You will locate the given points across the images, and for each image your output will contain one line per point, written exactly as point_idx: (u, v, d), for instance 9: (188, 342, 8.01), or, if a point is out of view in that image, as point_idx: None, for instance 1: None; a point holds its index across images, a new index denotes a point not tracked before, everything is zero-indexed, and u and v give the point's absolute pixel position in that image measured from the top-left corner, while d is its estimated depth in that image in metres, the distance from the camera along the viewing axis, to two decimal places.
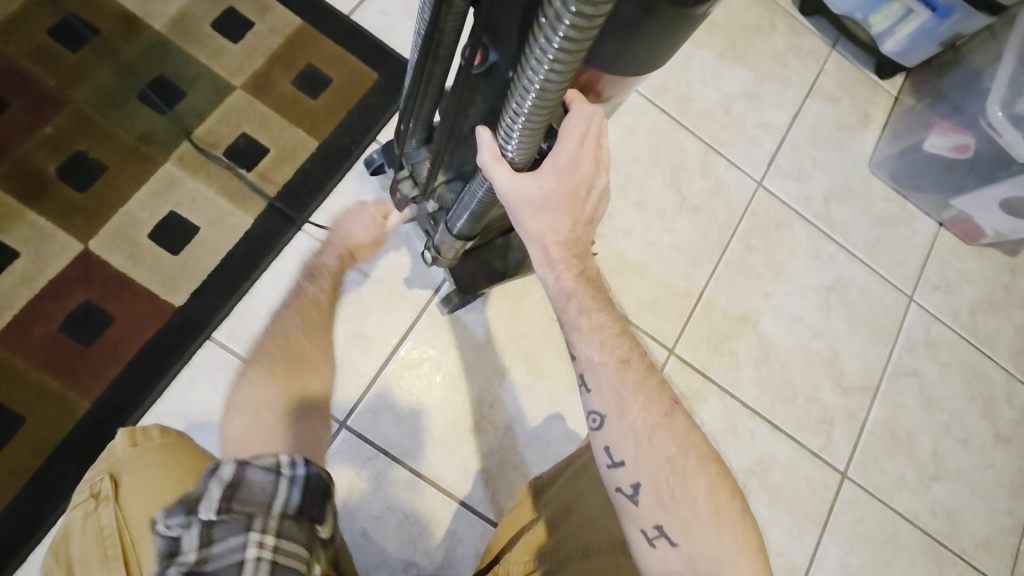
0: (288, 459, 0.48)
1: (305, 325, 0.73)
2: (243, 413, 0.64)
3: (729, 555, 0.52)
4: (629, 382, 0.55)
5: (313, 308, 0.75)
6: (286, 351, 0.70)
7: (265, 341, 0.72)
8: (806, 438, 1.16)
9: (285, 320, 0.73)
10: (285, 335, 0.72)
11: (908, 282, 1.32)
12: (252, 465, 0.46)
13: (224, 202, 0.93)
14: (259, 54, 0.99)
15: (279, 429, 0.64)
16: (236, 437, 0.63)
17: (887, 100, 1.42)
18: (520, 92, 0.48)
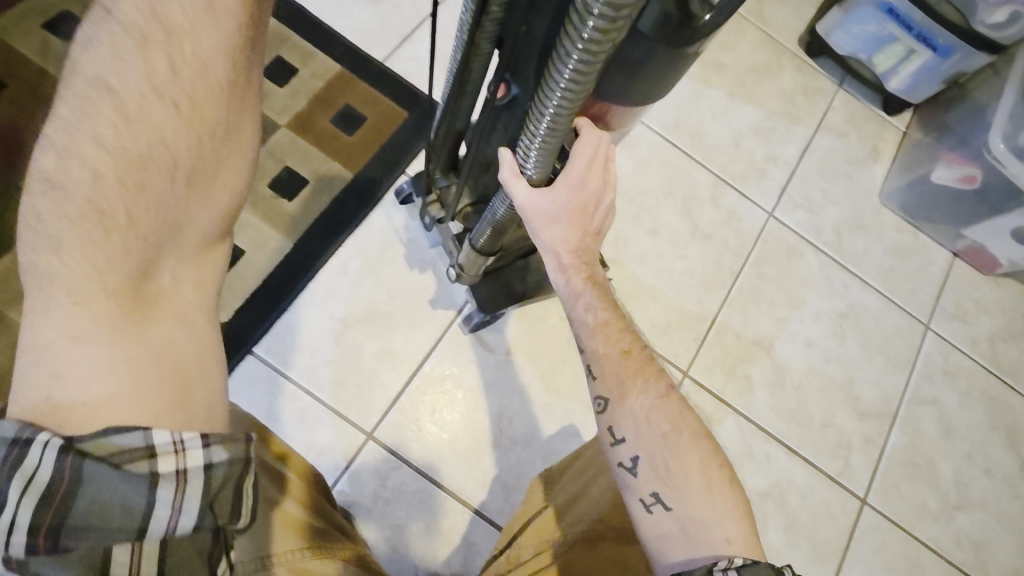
0: (180, 440, 0.44)
1: (135, 127, 0.44)
2: (62, 310, 0.44)
3: (721, 521, 0.54)
4: (629, 369, 0.60)
5: (145, 86, 0.44)
6: (94, 204, 0.44)
7: (51, 188, 0.44)
8: (823, 463, 1.16)
9: (83, 139, 0.44)
10: (96, 151, 0.44)
11: (923, 310, 1.33)
12: (91, 461, 0.41)
13: (267, 227, 1.01)
14: (303, 96, 1.10)
15: (120, 320, 0.46)
16: (63, 375, 0.44)
17: (896, 135, 1.47)
18: (537, 115, 0.54)
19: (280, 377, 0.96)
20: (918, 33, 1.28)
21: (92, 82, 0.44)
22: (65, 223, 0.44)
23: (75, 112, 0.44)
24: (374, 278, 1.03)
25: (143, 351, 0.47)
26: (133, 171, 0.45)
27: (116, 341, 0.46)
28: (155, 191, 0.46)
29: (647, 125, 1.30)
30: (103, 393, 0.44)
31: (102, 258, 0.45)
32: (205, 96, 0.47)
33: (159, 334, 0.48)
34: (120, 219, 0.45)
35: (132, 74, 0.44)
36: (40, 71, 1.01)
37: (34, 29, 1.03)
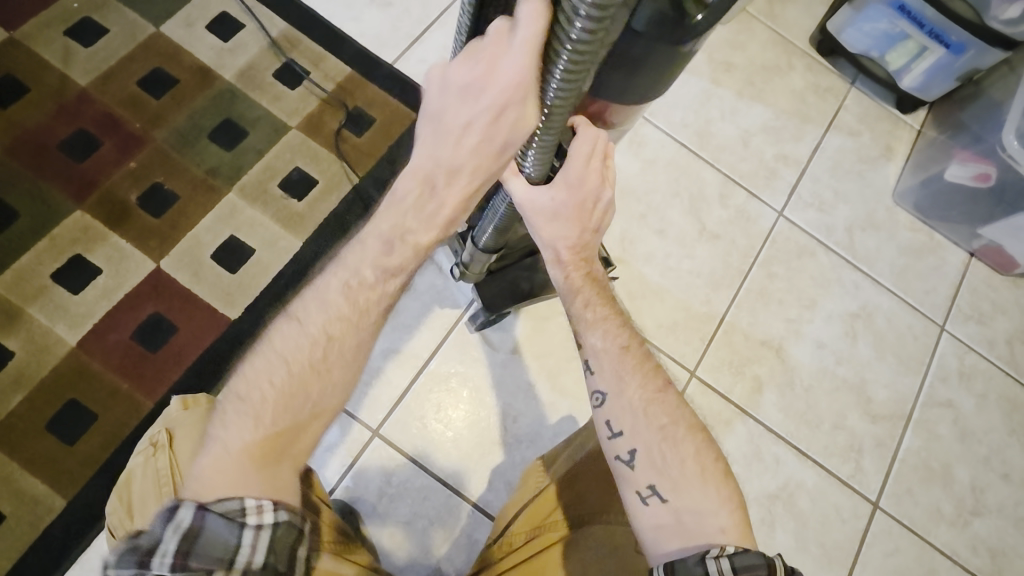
0: (260, 505, 0.51)
1: (308, 363, 0.55)
2: (238, 423, 0.53)
3: (715, 510, 0.54)
4: (628, 365, 0.60)
5: (319, 359, 0.55)
6: (261, 419, 0.53)
7: (239, 403, 0.54)
8: (834, 466, 1.14)
9: (273, 364, 0.54)
10: (274, 380, 0.54)
11: (937, 311, 1.31)
12: (212, 513, 0.49)
13: (277, 227, 1.03)
14: (313, 98, 1.12)
15: (258, 466, 0.52)
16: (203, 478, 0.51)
17: (910, 133, 1.44)
18: (532, 112, 0.54)
19: None
20: (930, 30, 1.26)
21: (294, 341, 0.55)
22: (236, 416, 0.53)
23: (259, 354, 0.55)
24: None
25: (270, 480, 0.52)
26: (287, 401, 0.54)
27: (242, 466, 0.52)
28: (296, 412, 0.54)
29: (655, 125, 1.30)
30: (226, 464, 0.52)
31: (265, 420, 0.53)
32: (339, 365, 0.56)
33: (282, 471, 0.54)
34: (270, 426, 0.53)
35: (312, 321, 0.55)
36: (61, 76, 1.04)
37: (57, 36, 1.06)
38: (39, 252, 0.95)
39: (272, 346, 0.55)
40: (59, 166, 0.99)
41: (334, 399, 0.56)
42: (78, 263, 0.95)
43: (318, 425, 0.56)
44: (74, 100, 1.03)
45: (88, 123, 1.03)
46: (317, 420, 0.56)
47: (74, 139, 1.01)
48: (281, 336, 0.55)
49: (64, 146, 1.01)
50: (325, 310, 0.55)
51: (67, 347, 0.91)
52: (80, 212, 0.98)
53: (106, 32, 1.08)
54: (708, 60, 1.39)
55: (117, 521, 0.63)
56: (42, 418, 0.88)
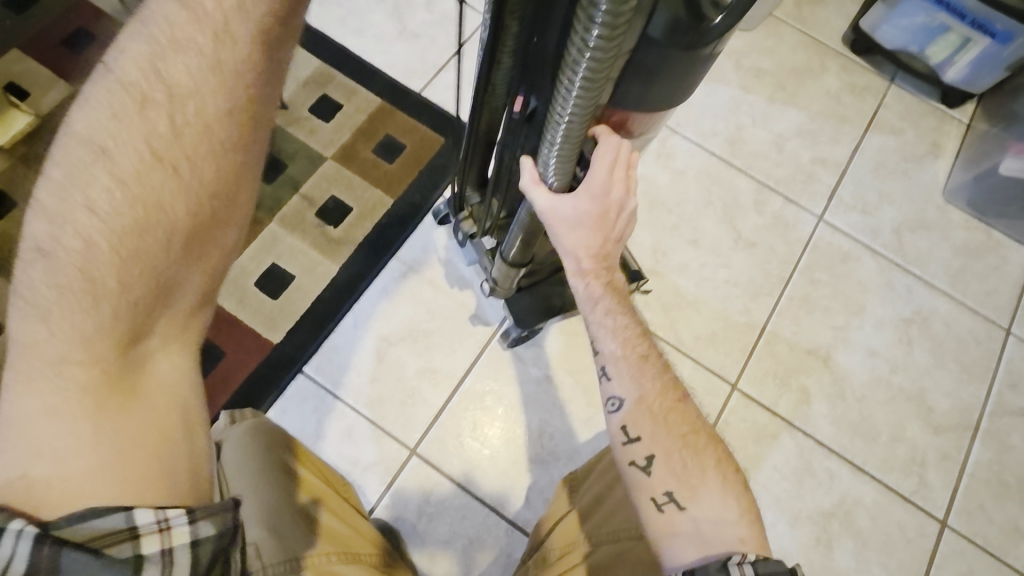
0: (164, 519, 0.40)
1: (149, 154, 0.37)
2: (65, 315, 0.38)
3: (733, 520, 0.53)
4: (648, 373, 0.60)
5: (161, 133, 0.37)
6: (86, 269, 0.37)
7: (40, 255, 0.37)
8: (895, 481, 1.08)
9: (87, 176, 0.37)
10: (103, 195, 0.37)
11: (1001, 313, 1.22)
12: (72, 550, 0.37)
13: (315, 253, 1.07)
14: (347, 130, 1.17)
15: (107, 414, 0.41)
16: (45, 452, 0.39)
17: (958, 128, 1.38)
18: (553, 126, 0.56)
19: (329, 396, 1.00)
20: (973, 20, 1.21)
21: (113, 97, 0.37)
22: (50, 282, 0.37)
23: (60, 165, 0.37)
24: (415, 300, 1.07)
25: (141, 430, 0.42)
26: (132, 244, 0.38)
27: (107, 428, 0.41)
28: (148, 249, 0.38)
29: (683, 134, 1.29)
30: (75, 470, 0.40)
31: (100, 276, 0.37)
32: (204, 157, 0.39)
33: (145, 412, 0.43)
34: (113, 288, 0.38)
35: (114, 120, 0.37)
36: None
37: None
38: None
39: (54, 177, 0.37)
40: None
41: (223, 242, 0.43)
42: None
43: (194, 323, 0.45)
44: None
45: None
46: (180, 338, 0.44)
47: None
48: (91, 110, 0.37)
49: None
50: (178, 55, 0.37)
51: None
52: None
53: None
54: (737, 66, 1.37)
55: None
56: None
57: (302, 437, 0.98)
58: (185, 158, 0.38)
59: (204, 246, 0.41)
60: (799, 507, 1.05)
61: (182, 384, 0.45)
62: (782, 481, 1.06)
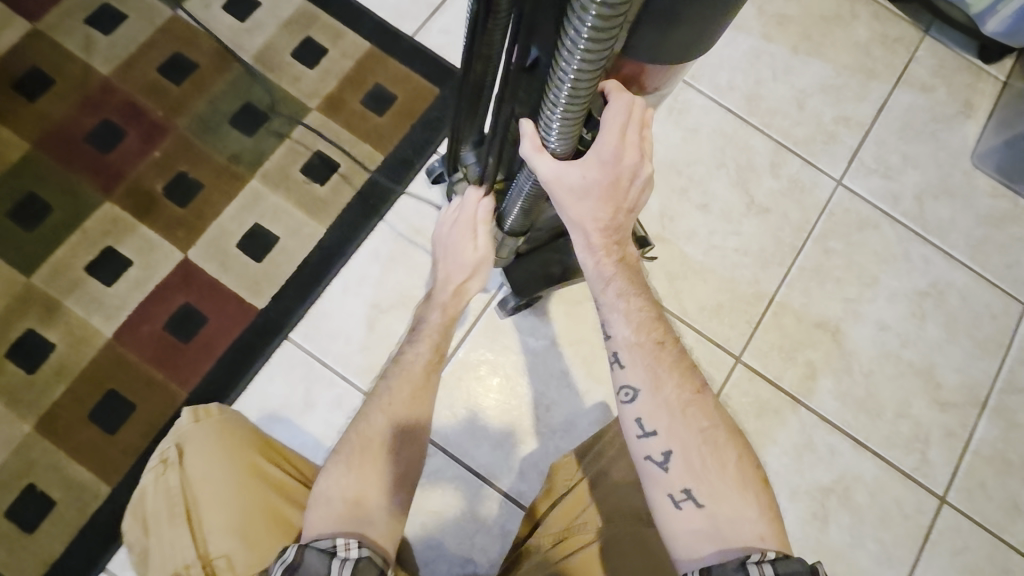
0: (345, 546, 0.56)
1: (391, 411, 0.68)
2: (338, 465, 0.64)
3: (752, 517, 0.49)
4: (665, 362, 0.53)
5: (400, 398, 0.69)
6: (354, 459, 0.65)
7: (336, 462, 0.65)
8: (896, 457, 1.06)
9: (354, 423, 0.68)
10: (364, 429, 0.67)
11: (1020, 287, 1.17)
12: (311, 548, 0.55)
13: (300, 213, 1.01)
14: (332, 77, 1.08)
15: (348, 509, 0.61)
16: (315, 521, 0.61)
17: (993, 86, 1.29)
18: (556, 84, 0.48)
19: (316, 363, 0.96)
20: None
21: (373, 395, 0.70)
22: (336, 467, 0.64)
23: (349, 427, 0.68)
24: (408, 263, 1.01)
25: (358, 520, 0.61)
26: (375, 452, 0.65)
27: (346, 513, 0.61)
28: (385, 450, 0.66)
29: (698, 89, 1.19)
30: (324, 527, 0.60)
31: (361, 460, 0.65)
32: (420, 407, 0.69)
33: (367, 511, 0.62)
34: (368, 465, 0.65)
35: (377, 396, 0.70)
36: (84, 66, 1.03)
37: (78, 25, 1.05)
38: (72, 245, 0.95)
39: (344, 434, 0.67)
40: (88, 157, 0.99)
41: (418, 460, 0.68)
42: (109, 254, 0.96)
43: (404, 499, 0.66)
44: (99, 90, 1.02)
45: (113, 113, 1.02)
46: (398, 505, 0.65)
47: (99, 130, 1.01)
48: (369, 398, 0.70)
49: (91, 138, 1.00)
50: (408, 368, 0.71)
51: (104, 338, 0.92)
52: (108, 204, 0.98)
53: (125, 17, 1.06)
54: (760, 13, 1.26)
55: (134, 537, 0.68)
56: (86, 408, 0.90)
57: (289, 405, 0.94)
58: (411, 413, 0.69)
59: (412, 454, 0.68)
60: (798, 481, 1.03)
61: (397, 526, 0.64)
62: (783, 456, 1.04)
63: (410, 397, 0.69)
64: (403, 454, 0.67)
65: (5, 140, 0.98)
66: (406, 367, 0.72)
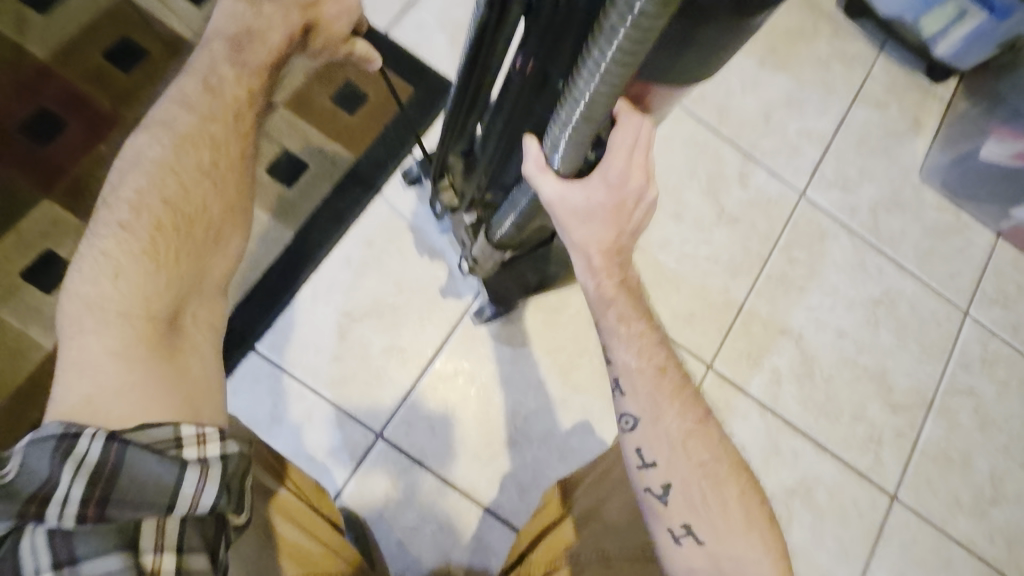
0: (202, 433, 0.45)
1: (159, 219, 0.50)
2: (89, 287, 0.46)
3: (756, 556, 0.50)
4: (667, 393, 0.53)
5: (169, 195, 0.51)
6: (118, 271, 0.47)
7: (89, 290, 0.46)
8: (853, 458, 1.11)
9: (109, 237, 0.48)
10: (113, 243, 0.48)
11: (961, 295, 1.26)
12: (134, 446, 0.42)
13: (265, 216, 0.95)
14: (300, 72, 1.02)
15: (152, 357, 0.46)
16: (95, 386, 0.44)
17: (938, 106, 1.37)
18: (569, 104, 0.47)
19: (284, 377, 0.91)
20: None
21: (120, 202, 0.50)
22: (87, 297, 0.46)
23: (87, 257, 0.47)
24: (382, 270, 0.98)
25: (171, 370, 0.47)
26: (150, 267, 0.48)
27: (149, 364, 0.46)
28: (171, 265, 0.49)
29: None
30: (118, 392, 0.44)
31: (147, 285, 0.48)
32: (206, 206, 0.53)
33: (187, 362, 0.49)
34: (154, 292, 0.48)
35: (133, 203, 0.50)
36: (16, 49, 0.93)
37: (9, 3, 0.95)
38: (5, 248, 0.86)
39: (89, 246, 0.48)
40: (22, 150, 0.90)
41: (229, 253, 0.54)
42: (49, 258, 0.87)
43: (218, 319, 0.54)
44: (34, 76, 0.93)
45: (51, 102, 0.93)
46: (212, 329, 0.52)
47: (35, 121, 0.91)
48: (104, 221, 0.49)
49: (25, 128, 0.91)
50: (168, 174, 0.52)
51: (44, 351, 0.84)
52: (47, 203, 0.89)
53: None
54: None
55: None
56: (24, 428, 0.82)
57: (255, 422, 0.89)
58: (207, 208, 0.53)
59: (219, 254, 0.53)
60: (764, 484, 1.06)
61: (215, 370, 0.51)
62: (750, 459, 1.07)
63: (170, 200, 0.51)
64: (189, 254, 0.51)
65: None
66: (144, 174, 0.51)
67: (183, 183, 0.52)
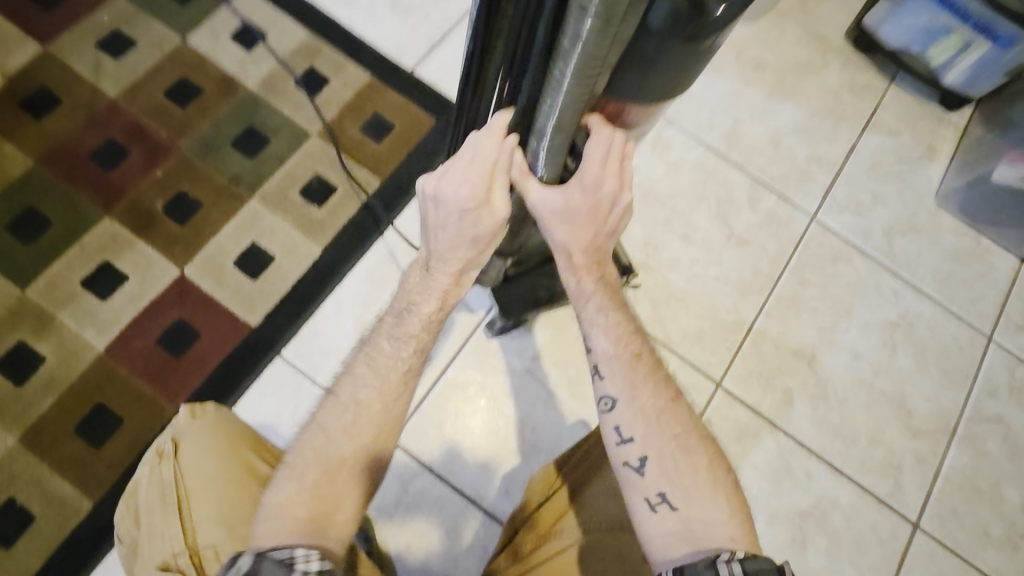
0: (303, 569, 0.49)
1: (371, 415, 0.61)
2: (294, 481, 0.57)
3: (725, 520, 0.52)
4: (641, 373, 0.58)
5: (376, 405, 0.61)
6: (337, 452, 0.59)
7: (304, 460, 0.58)
8: (871, 483, 1.08)
9: (341, 409, 0.61)
10: (346, 420, 0.60)
11: (984, 320, 1.23)
12: (268, 559, 0.49)
13: (296, 233, 1.04)
14: (333, 106, 1.12)
15: (304, 522, 0.55)
16: (272, 517, 0.55)
17: (954, 132, 1.37)
18: (545, 116, 0.56)
19: (306, 381, 0.97)
20: (976, 23, 1.21)
21: (359, 377, 0.62)
22: (313, 451, 0.59)
23: (332, 402, 0.61)
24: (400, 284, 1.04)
25: (326, 485, 0.57)
26: (343, 468, 0.58)
27: (314, 489, 0.57)
28: (369, 429, 0.60)
29: (680, 126, 1.26)
30: (291, 518, 0.55)
31: (335, 458, 0.59)
32: (377, 421, 0.61)
33: (330, 497, 0.57)
34: (345, 453, 0.59)
35: (359, 388, 0.61)
36: (92, 88, 1.07)
37: (89, 49, 1.09)
38: (69, 260, 0.97)
39: (322, 417, 0.61)
40: (90, 175, 1.02)
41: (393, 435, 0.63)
42: (105, 269, 0.97)
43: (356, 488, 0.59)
44: (105, 111, 1.06)
45: (118, 133, 1.05)
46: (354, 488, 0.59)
47: (103, 149, 1.04)
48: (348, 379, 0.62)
49: (94, 156, 1.03)
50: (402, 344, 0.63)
51: (95, 351, 0.93)
52: (107, 220, 1.00)
53: (135, 43, 1.11)
54: (738, 59, 1.34)
55: (125, 528, 0.67)
56: (74, 421, 0.90)
57: (277, 421, 0.95)
58: (389, 396, 0.61)
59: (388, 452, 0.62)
60: (776, 505, 1.05)
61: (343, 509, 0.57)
62: (761, 480, 1.06)
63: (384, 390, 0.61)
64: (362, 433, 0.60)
65: (9, 156, 1.01)
66: (404, 331, 0.64)
67: (382, 394, 0.61)
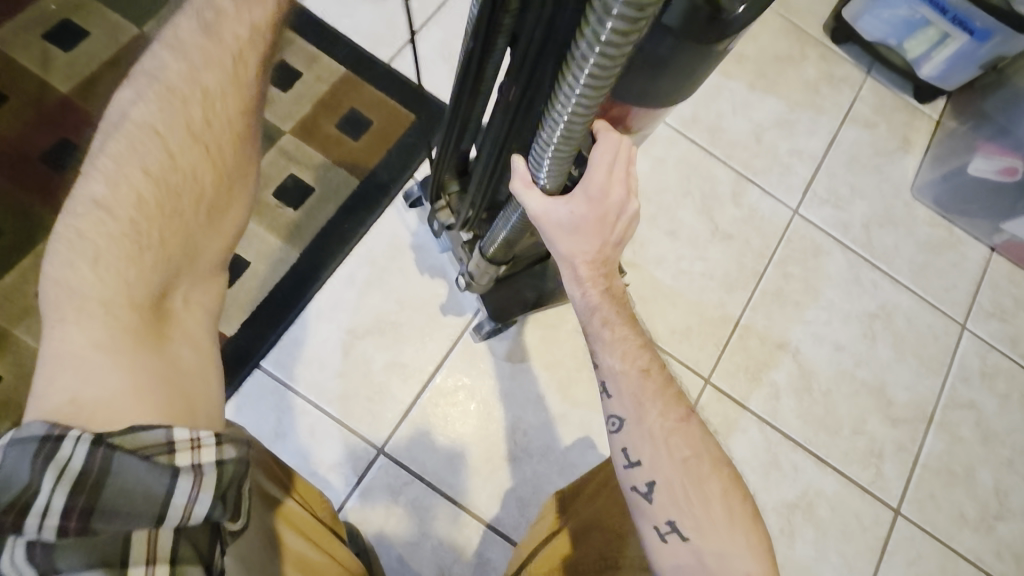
0: (196, 437, 0.42)
1: (156, 201, 0.45)
2: (84, 322, 0.42)
3: (740, 554, 0.53)
4: (648, 392, 0.57)
5: (162, 172, 0.46)
6: (131, 230, 0.44)
7: (80, 236, 0.43)
8: (854, 472, 1.11)
9: (98, 216, 0.43)
10: (107, 229, 0.43)
11: (958, 309, 1.27)
12: (122, 454, 0.39)
13: (272, 237, 0.99)
14: (307, 101, 1.07)
15: (141, 345, 0.44)
16: (87, 379, 0.41)
17: (927, 124, 1.40)
18: (549, 125, 0.52)
19: (288, 393, 0.93)
20: (953, 17, 1.20)
21: (110, 162, 0.44)
22: (88, 266, 0.43)
23: (74, 231, 0.43)
24: (383, 288, 1.01)
25: (171, 320, 0.46)
26: (155, 262, 0.45)
27: (143, 347, 0.44)
28: (179, 225, 0.46)
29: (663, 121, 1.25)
30: (112, 390, 0.42)
31: (143, 259, 0.44)
32: (183, 182, 0.46)
33: (175, 346, 0.46)
34: (153, 248, 0.45)
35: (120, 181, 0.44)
36: (41, 83, 0.99)
37: (36, 40, 1.01)
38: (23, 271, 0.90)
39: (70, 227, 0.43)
40: (42, 178, 0.95)
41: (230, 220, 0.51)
42: None
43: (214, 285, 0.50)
44: (56, 108, 0.98)
45: (72, 132, 0.98)
46: (208, 290, 0.50)
47: (56, 150, 0.96)
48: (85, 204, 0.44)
49: (46, 157, 0.96)
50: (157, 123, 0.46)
51: None
52: None
53: (88, 35, 1.03)
54: None
55: None
56: None
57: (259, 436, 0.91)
58: (195, 169, 0.47)
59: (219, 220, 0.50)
60: (765, 499, 1.06)
61: (205, 332, 0.49)
62: (750, 474, 1.08)
63: (156, 172, 0.45)
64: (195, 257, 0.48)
65: None
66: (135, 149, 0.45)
67: (170, 153, 0.46)
